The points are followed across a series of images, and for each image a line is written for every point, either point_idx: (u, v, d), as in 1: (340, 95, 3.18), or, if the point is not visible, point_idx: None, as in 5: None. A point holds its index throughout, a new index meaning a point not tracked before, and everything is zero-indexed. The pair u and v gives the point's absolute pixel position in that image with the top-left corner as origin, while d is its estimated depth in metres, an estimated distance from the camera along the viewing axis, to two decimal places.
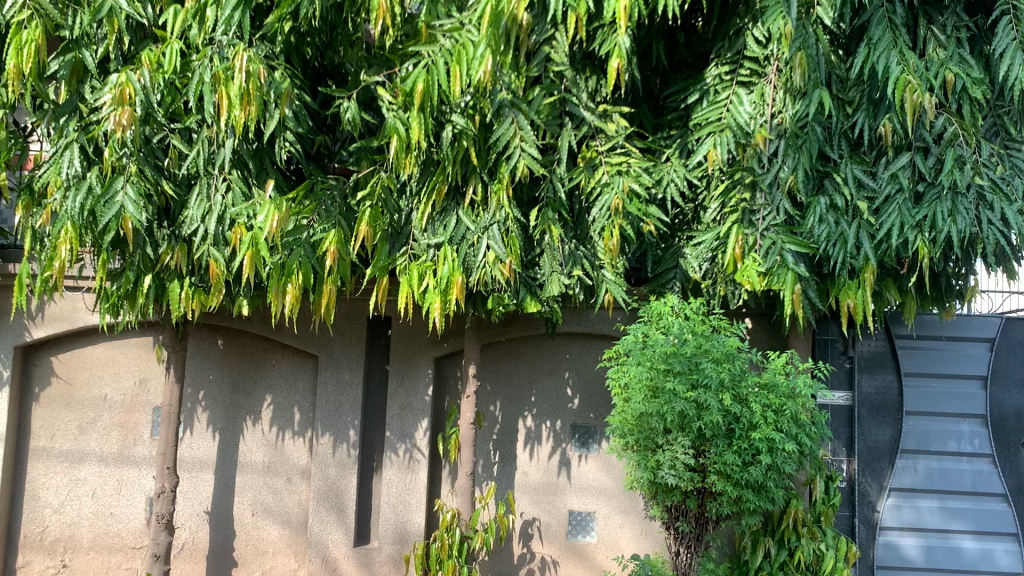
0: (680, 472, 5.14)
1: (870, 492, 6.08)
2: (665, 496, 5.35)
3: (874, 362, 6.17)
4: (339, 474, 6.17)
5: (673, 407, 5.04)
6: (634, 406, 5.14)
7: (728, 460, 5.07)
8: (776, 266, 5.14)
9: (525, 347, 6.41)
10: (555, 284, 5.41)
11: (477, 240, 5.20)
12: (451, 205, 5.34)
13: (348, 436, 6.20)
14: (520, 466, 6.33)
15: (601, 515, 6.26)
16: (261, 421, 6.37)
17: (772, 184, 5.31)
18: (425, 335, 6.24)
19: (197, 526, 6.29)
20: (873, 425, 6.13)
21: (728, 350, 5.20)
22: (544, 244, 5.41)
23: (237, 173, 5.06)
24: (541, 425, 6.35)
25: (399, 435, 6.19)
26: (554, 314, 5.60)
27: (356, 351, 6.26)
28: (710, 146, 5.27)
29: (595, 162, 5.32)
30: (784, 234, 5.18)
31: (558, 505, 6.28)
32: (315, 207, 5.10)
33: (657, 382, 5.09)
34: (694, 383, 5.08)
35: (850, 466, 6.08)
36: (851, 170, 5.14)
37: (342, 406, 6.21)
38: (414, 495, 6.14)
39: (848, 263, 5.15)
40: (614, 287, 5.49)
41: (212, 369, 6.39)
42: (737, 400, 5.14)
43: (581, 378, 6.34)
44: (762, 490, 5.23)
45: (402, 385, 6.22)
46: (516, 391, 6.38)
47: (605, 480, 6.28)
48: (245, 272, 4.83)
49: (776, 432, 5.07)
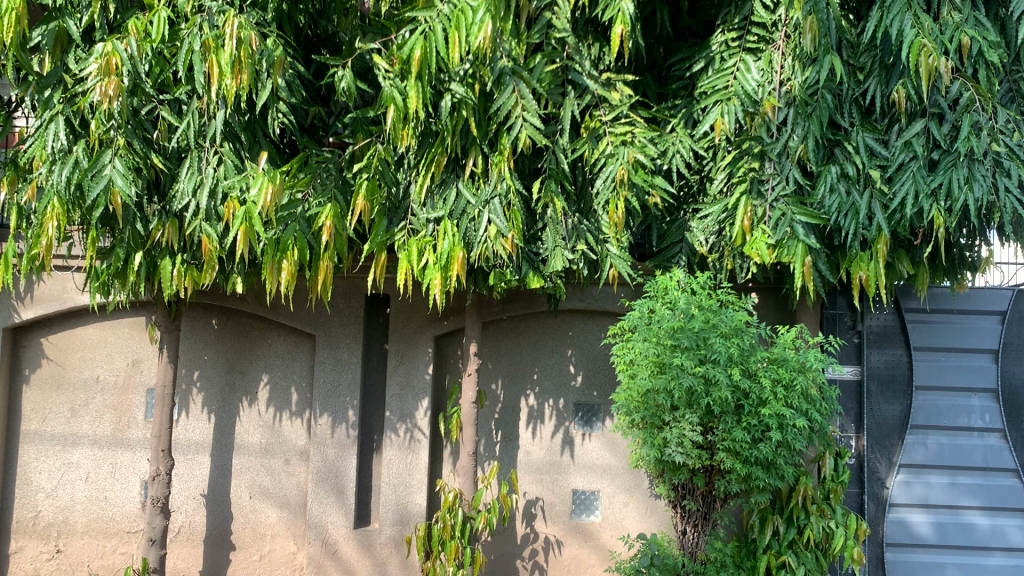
0: (688, 450, 5.02)
1: (880, 468, 5.97)
2: (672, 475, 5.23)
3: (883, 336, 6.05)
4: (338, 455, 6.05)
5: (680, 383, 4.91)
6: (640, 382, 5.01)
7: (737, 437, 4.94)
8: (787, 238, 4.99)
9: (526, 324, 6.27)
10: (559, 259, 5.25)
11: (477, 214, 5.04)
12: (451, 177, 5.17)
13: (346, 416, 6.06)
14: (522, 445, 6.21)
15: (605, 494, 6.15)
16: (258, 402, 6.23)
17: (781, 153, 5.16)
18: (425, 313, 6.10)
19: (194, 509, 6.17)
20: (882, 400, 6.01)
21: (737, 325, 5.07)
22: (547, 218, 5.25)
23: (228, 146, 4.88)
24: (544, 403, 6.22)
25: (399, 415, 6.07)
26: (556, 290, 5.45)
27: (354, 330, 6.12)
28: (717, 114, 5.14)
29: (598, 133, 5.18)
30: (795, 204, 5.01)
31: (562, 484, 6.17)
32: (310, 181, 4.94)
33: (664, 358, 4.97)
34: (701, 359, 4.97)
35: (859, 442, 5.97)
36: (863, 139, 4.99)
37: (341, 386, 6.08)
38: (415, 476, 6.02)
39: (859, 234, 5.00)
40: (618, 262, 5.34)
41: (207, 349, 6.24)
42: (746, 376, 5.01)
43: (584, 356, 6.21)
44: (772, 468, 5.11)
45: (402, 363, 6.09)
46: (517, 369, 6.25)
47: (610, 458, 6.16)
48: (239, 248, 4.67)
49: (787, 408, 4.94)
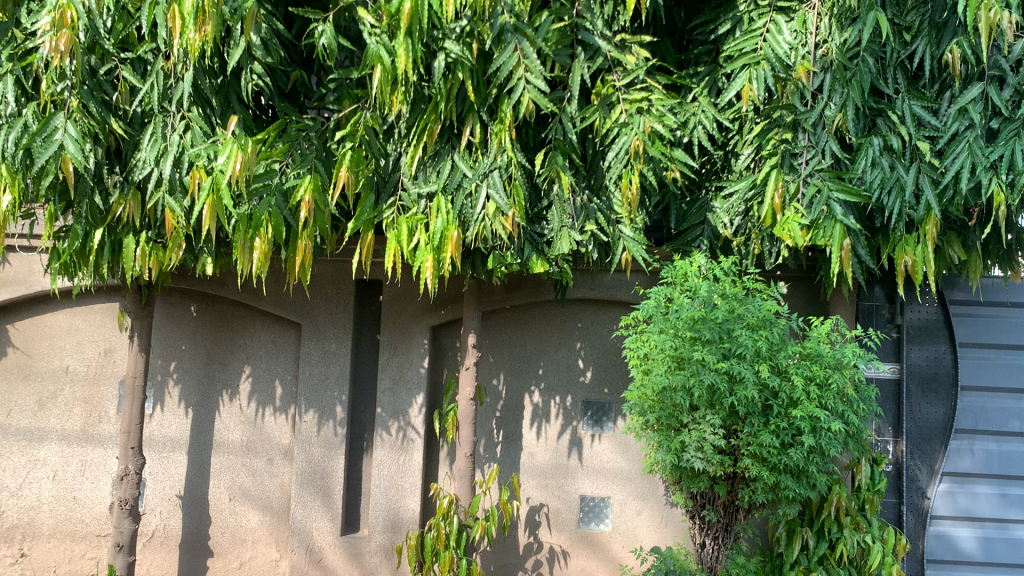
0: (709, 455, 4.48)
1: (920, 476, 5.40)
2: (690, 483, 4.69)
3: (925, 331, 5.46)
4: (325, 455, 5.54)
5: (700, 380, 4.37)
6: (655, 379, 4.49)
7: (764, 442, 4.39)
8: (823, 218, 4.44)
9: (531, 314, 5.74)
10: (565, 241, 4.67)
11: (474, 188, 4.52)
12: (445, 148, 4.62)
13: (333, 412, 5.55)
14: (526, 446, 5.68)
15: (616, 501, 5.61)
16: (239, 396, 5.74)
17: (817, 123, 4.59)
18: (421, 301, 5.58)
19: (169, 512, 5.69)
20: (923, 401, 5.44)
21: (765, 315, 4.53)
22: (553, 195, 4.71)
23: (198, 111, 4.39)
24: (550, 401, 5.69)
25: (391, 412, 5.55)
26: (563, 276, 4.93)
27: (343, 319, 5.60)
28: (744, 80, 4.54)
29: (611, 100, 4.62)
30: (831, 180, 4.45)
31: (568, 490, 5.64)
32: (287, 151, 4.44)
33: (682, 351, 4.45)
34: (724, 352, 4.43)
35: (897, 447, 5.37)
36: (909, 106, 4.42)
37: (328, 380, 5.57)
38: (408, 478, 5.50)
39: (905, 214, 4.44)
40: (632, 245, 4.80)
41: (185, 339, 5.76)
42: (776, 373, 4.46)
43: (594, 350, 5.68)
44: (803, 476, 4.55)
45: (395, 356, 5.58)
46: (521, 363, 5.72)
47: (622, 462, 5.62)
48: (205, 224, 4.17)
49: (821, 409, 4.38)
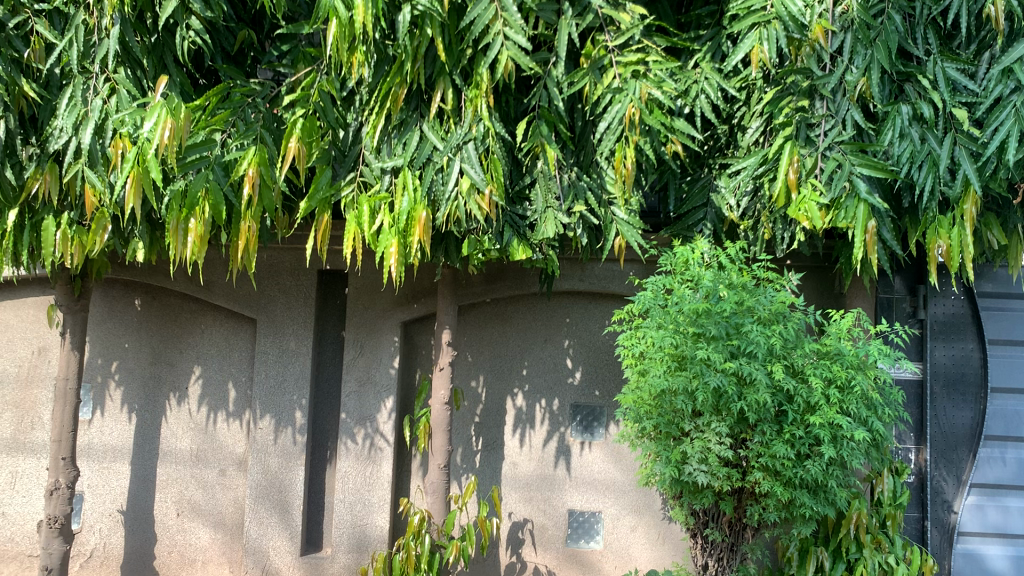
0: (714, 468, 3.93)
1: (946, 489, 4.87)
2: (692, 499, 4.13)
3: (951, 326, 4.92)
4: (283, 466, 4.96)
5: (705, 383, 3.82)
6: (653, 381, 3.93)
7: (778, 453, 3.84)
8: (845, 196, 3.86)
9: (513, 308, 5.16)
10: (551, 224, 4.11)
11: (446, 163, 3.92)
12: (412, 116, 4.03)
13: (292, 418, 4.98)
14: (508, 455, 5.10)
15: (608, 516, 5.06)
16: (188, 400, 5.15)
17: (836, 89, 4.04)
18: (391, 294, 4.99)
19: (109, 529, 5.10)
20: (949, 405, 4.90)
21: (779, 307, 3.97)
22: (537, 171, 4.15)
23: (124, 72, 3.80)
24: (535, 405, 5.12)
25: (357, 418, 4.97)
26: (548, 264, 4.31)
27: (303, 314, 5.01)
28: (754, 42, 3.90)
29: (603, 64, 4.04)
30: (853, 152, 3.89)
31: (555, 504, 5.08)
32: (228, 119, 3.86)
33: (684, 349, 3.89)
34: (732, 351, 3.88)
35: (920, 456, 4.85)
36: (943, 69, 3.86)
37: (286, 382, 4.99)
38: (376, 492, 4.93)
39: (939, 192, 3.87)
40: (626, 229, 4.20)
41: (127, 335, 5.17)
42: (791, 374, 3.90)
43: (583, 348, 5.11)
44: (821, 492, 3.97)
45: (361, 355, 4.99)
46: (502, 362, 5.15)
47: (615, 472, 5.06)
48: (130, 202, 3.59)
49: (843, 416, 3.82)
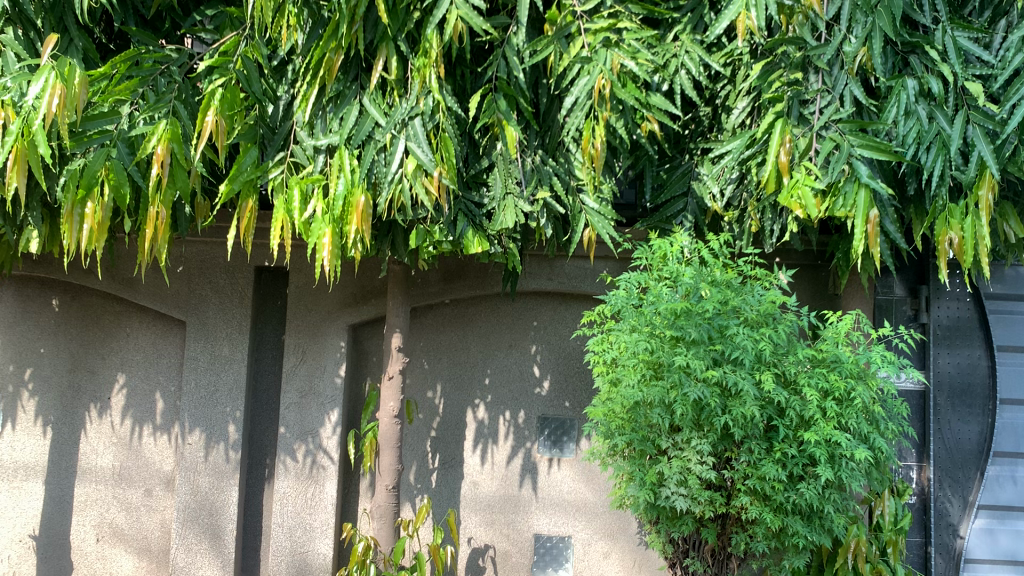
0: (694, 492, 3.44)
1: (951, 511, 4.40)
2: (670, 525, 3.63)
3: (955, 332, 4.47)
4: (214, 487, 4.43)
5: (685, 395, 3.33)
6: (625, 392, 3.45)
7: (767, 475, 3.36)
8: (844, 180, 3.38)
9: (474, 310, 4.66)
10: (510, 213, 3.59)
11: (389, 142, 3.42)
12: (350, 88, 3.52)
13: (226, 432, 4.45)
14: (468, 474, 4.59)
15: (578, 541, 4.56)
16: (111, 412, 4.61)
17: (834, 61, 3.56)
18: (337, 295, 4.48)
19: (20, 556, 4.55)
20: (954, 418, 4.43)
21: (769, 308, 3.49)
22: (495, 154, 3.64)
23: (13, 33, 3.36)
24: (497, 417, 4.62)
25: (297, 432, 4.46)
26: (509, 259, 3.79)
27: (238, 316, 4.50)
28: (740, 8, 3.40)
29: (570, 32, 3.53)
30: (854, 131, 3.40)
31: (520, 528, 4.57)
32: (136, 89, 3.39)
33: (660, 356, 3.41)
34: (715, 358, 3.40)
35: (922, 474, 4.40)
36: (953, 38, 3.40)
37: (218, 391, 4.47)
38: (318, 515, 4.42)
39: (949, 176, 3.40)
40: (596, 219, 3.74)
41: (43, 339, 4.63)
42: (781, 384, 3.43)
43: (552, 355, 4.62)
44: (816, 519, 3.48)
45: (303, 363, 4.48)
46: (462, 370, 4.64)
47: (586, 493, 4.56)
48: (12, 181, 3.05)
49: (842, 432, 3.34)
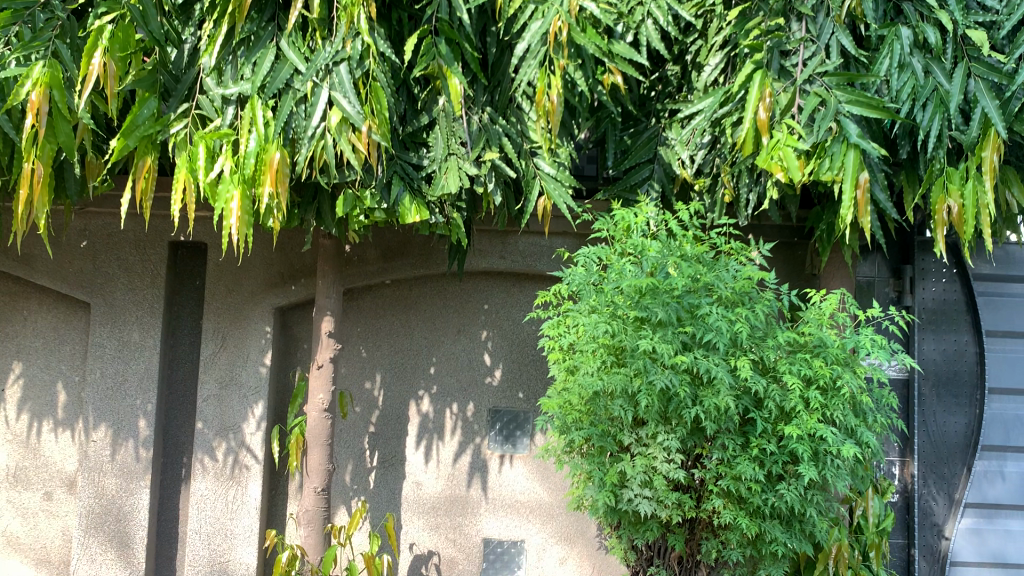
0: (660, 494, 3.03)
1: (936, 509, 4.04)
2: (633, 532, 3.21)
3: (941, 315, 4.11)
4: (121, 489, 3.92)
5: (651, 384, 2.91)
6: (584, 381, 3.03)
7: (743, 475, 2.95)
8: (830, 140, 2.99)
9: (418, 292, 4.19)
10: (453, 176, 3.11)
11: (311, 92, 2.95)
12: (265, 29, 3.03)
13: (135, 428, 3.95)
14: (410, 473, 4.13)
15: (532, 546, 4.13)
16: (4, 406, 4.07)
17: (818, 8, 3.16)
18: (262, 274, 4.04)
19: None
20: (940, 409, 4.07)
21: (746, 285, 3.07)
22: (437, 110, 3.19)
23: None
24: (444, 411, 4.16)
25: (217, 428, 3.98)
26: (452, 232, 3.30)
27: (149, 298, 3.99)
28: None
29: None
30: (843, 85, 2.98)
31: (468, 532, 4.12)
32: (9, 25, 2.92)
33: (622, 339, 2.98)
34: (684, 341, 2.98)
35: (905, 470, 4.05)
36: None
37: (127, 382, 3.96)
38: (241, 521, 3.94)
39: (947, 137, 3.02)
40: (552, 186, 3.28)
41: None
42: (759, 371, 3.02)
43: (504, 342, 4.19)
44: (797, 523, 3.09)
45: (223, 350, 4.00)
46: (404, 359, 4.17)
47: (541, 493, 4.14)
48: None
49: (827, 425, 2.96)
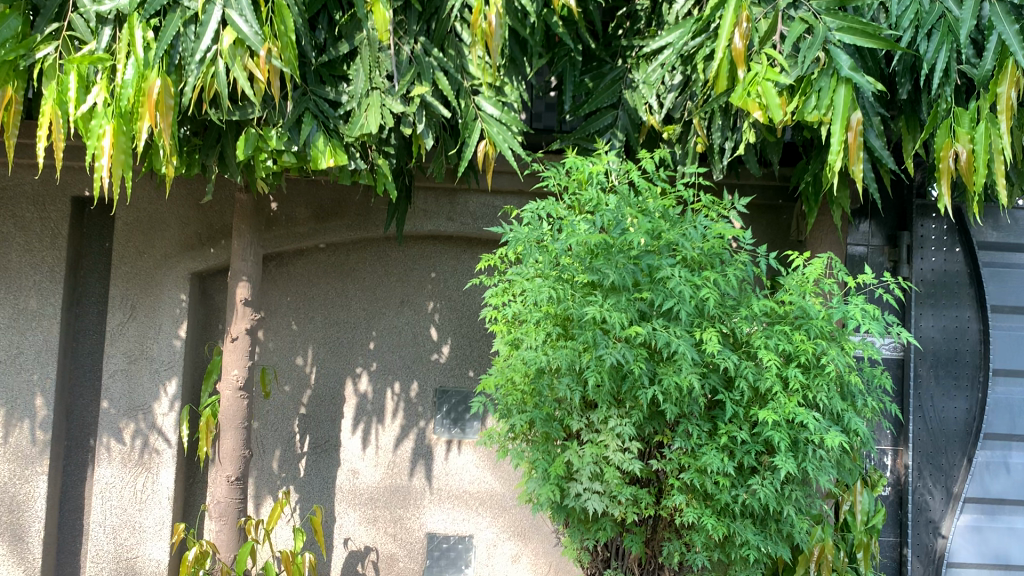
0: (612, 489, 2.58)
1: (931, 504, 3.62)
2: (584, 530, 2.76)
3: (942, 288, 3.67)
4: (15, 476, 3.46)
5: (602, 360, 2.45)
6: (526, 355, 2.58)
7: (710, 468, 2.51)
8: (818, 72, 2.52)
9: (356, 257, 3.72)
10: (375, 114, 2.63)
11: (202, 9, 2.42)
12: None
13: (30, 407, 3.48)
14: (344, 461, 3.67)
15: (481, 543, 3.69)
16: None
17: None
18: (177, 235, 3.58)
19: None
20: (939, 392, 3.63)
21: (718, 245, 2.61)
22: (359, 37, 2.68)
23: None
24: (384, 391, 3.70)
25: (125, 408, 3.53)
26: (377, 181, 2.83)
27: (48, 260, 3.51)
28: None
29: None
30: (835, 10, 2.50)
31: (410, 526, 3.68)
32: None
33: (569, 307, 2.53)
34: (641, 310, 2.52)
35: (898, 461, 3.64)
36: None
37: (22, 355, 3.48)
38: (151, 512, 3.49)
39: (956, 71, 2.55)
40: (496, 129, 2.81)
41: None
42: (730, 346, 2.58)
43: (453, 315, 3.73)
44: (772, 523, 2.65)
45: (133, 320, 3.55)
46: (338, 332, 3.70)
47: (492, 484, 3.70)
48: None
49: (808, 410, 2.52)
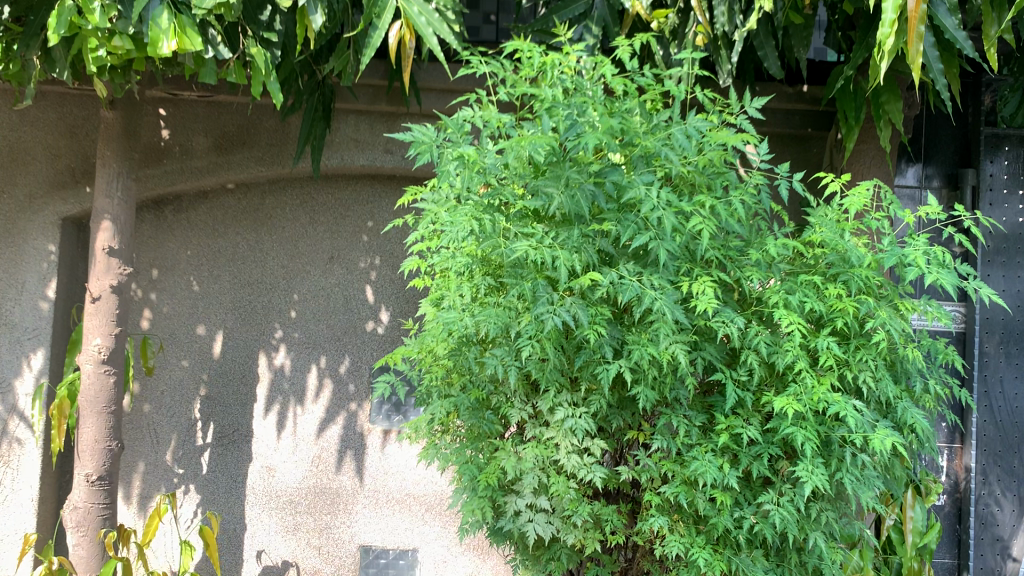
0: (567, 507, 1.82)
1: (1000, 518, 2.82)
2: (535, 560, 2.01)
3: (1018, 242, 2.85)
4: None
5: (547, 324, 1.67)
6: (444, 316, 1.82)
7: (703, 480, 1.75)
8: None
9: (272, 201, 2.98)
10: None
11: None
12: None
13: None
14: (258, 454, 2.94)
15: (426, 559, 2.95)
16: None
17: None
18: (44, 170, 2.85)
19: None
20: (1010, 375, 2.83)
21: (719, 161, 1.84)
22: None
23: None
24: (307, 368, 2.96)
25: None
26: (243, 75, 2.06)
27: None
28: None
29: None
30: None
31: (338, 537, 2.94)
32: None
33: (497, 247, 1.74)
34: (604, 252, 1.76)
35: (957, 462, 2.85)
36: None
37: None
38: (12, 516, 2.79)
39: None
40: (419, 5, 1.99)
41: None
42: (733, 304, 1.81)
43: (394, 275, 2.98)
44: (795, 558, 1.88)
45: None
46: (250, 296, 2.97)
47: (441, 485, 2.94)
48: None
49: (846, 398, 1.74)
